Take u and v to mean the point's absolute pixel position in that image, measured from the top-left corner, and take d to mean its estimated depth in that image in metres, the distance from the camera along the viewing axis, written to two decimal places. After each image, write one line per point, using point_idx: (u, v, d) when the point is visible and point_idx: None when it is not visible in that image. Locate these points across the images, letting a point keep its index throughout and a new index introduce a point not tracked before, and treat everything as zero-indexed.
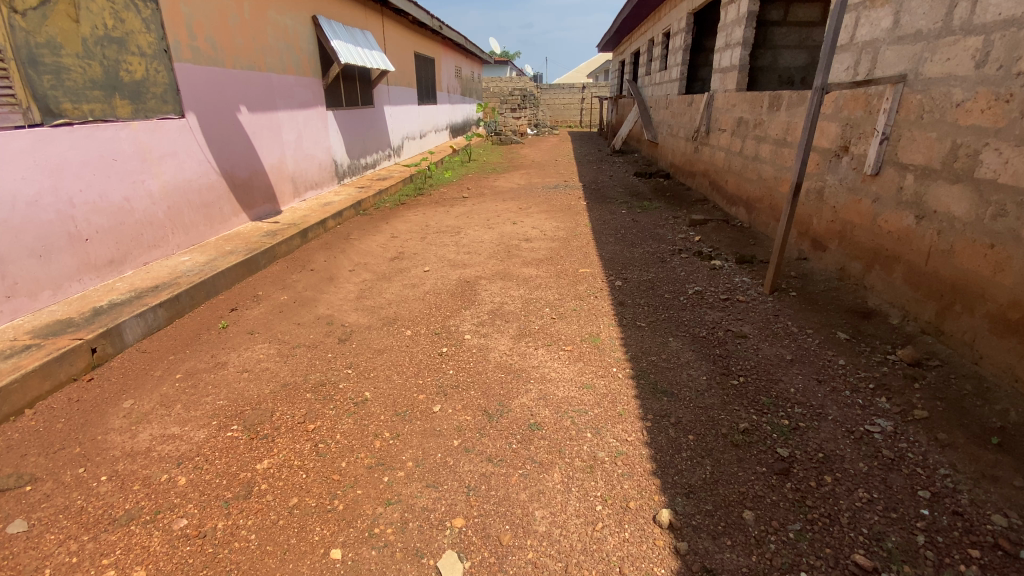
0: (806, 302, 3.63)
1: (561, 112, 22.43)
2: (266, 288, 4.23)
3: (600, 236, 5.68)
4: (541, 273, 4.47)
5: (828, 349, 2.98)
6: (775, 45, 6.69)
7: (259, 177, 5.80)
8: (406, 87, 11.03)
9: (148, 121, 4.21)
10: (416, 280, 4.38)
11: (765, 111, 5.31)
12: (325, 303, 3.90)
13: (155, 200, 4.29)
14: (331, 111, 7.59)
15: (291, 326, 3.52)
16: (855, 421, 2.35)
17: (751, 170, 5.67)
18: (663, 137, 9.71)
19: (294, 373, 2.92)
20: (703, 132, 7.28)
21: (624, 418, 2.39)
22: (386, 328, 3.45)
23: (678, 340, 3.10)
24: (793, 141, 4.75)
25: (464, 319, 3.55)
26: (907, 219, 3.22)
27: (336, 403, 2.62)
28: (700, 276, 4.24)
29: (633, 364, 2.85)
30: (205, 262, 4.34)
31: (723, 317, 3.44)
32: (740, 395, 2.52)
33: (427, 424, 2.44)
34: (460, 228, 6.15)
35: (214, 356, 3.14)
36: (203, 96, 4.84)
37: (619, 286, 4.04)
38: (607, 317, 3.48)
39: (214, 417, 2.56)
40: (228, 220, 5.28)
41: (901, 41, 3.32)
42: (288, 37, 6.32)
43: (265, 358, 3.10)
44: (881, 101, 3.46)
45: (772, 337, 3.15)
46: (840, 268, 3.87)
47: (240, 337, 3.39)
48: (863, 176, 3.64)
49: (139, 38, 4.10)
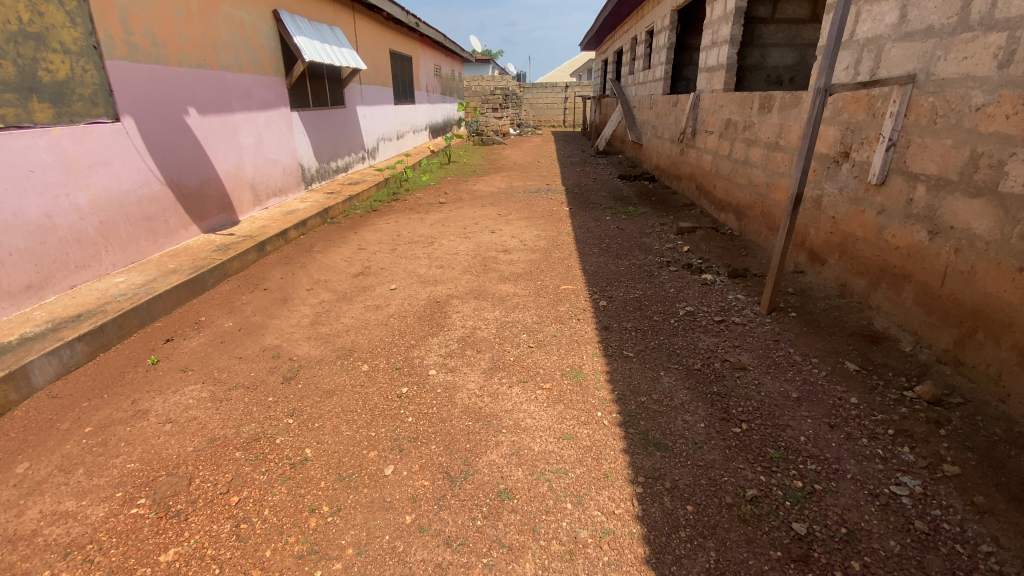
0: (807, 324, 3.30)
1: (544, 111, 22.08)
2: (212, 312, 3.78)
3: (583, 246, 5.31)
4: (518, 290, 4.09)
5: (837, 384, 2.64)
6: (762, 43, 6.40)
7: (211, 185, 5.31)
8: (381, 86, 10.56)
9: (75, 126, 3.72)
10: (381, 300, 3.97)
11: (756, 113, 5.00)
12: (274, 332, 3.46)
13: (84, 215, 3.81)
14: (297, 112, 7.10)
15: (232, 361, 3.08)
16: (877, 481, 2.01)
17: (741, 175, 5.36)
18: (648, 139, 9.40)
19: (225, 425, 2.49)
20: (689, 133, 6.97)
21: (611, 482, 2.02)
22: (339, 362, 3.03)
23: (670, 375, 2.72)
24: (786, 145, 4.44)
25: (430, 350, 3.15)
26: (918, 234, 2.91)
27: (269, 466, 2.21)
28: (691, 293, 3.90)
29: (620, 408, 2.47)
30: (142, 284, 3.86)
31: (718, 344, 3.08)
32: (744, 449, 2.16)
33: (376, 493, 2.04)
34: (435, 238, 5.75)
35: (135, 403, 2.69)
36: (142, 97, 4.35)
37: (604, 306, 3.67)
38: (592, 346, 3.09)
39: (120, 487, 2.13)
40: (174, 233, 4.79)
41: (909, 37, 3.00)
42: (243, 34, 5.83)
43: (194, 405, 2.66)
44: (886, 104, 3.14)
45: (774, 369, 2.80)
46: (841, 285, 3.56)
47: (170, 376, 2.95)
48: (866, 185, 3.33)
49: (62, 34, 3.62)
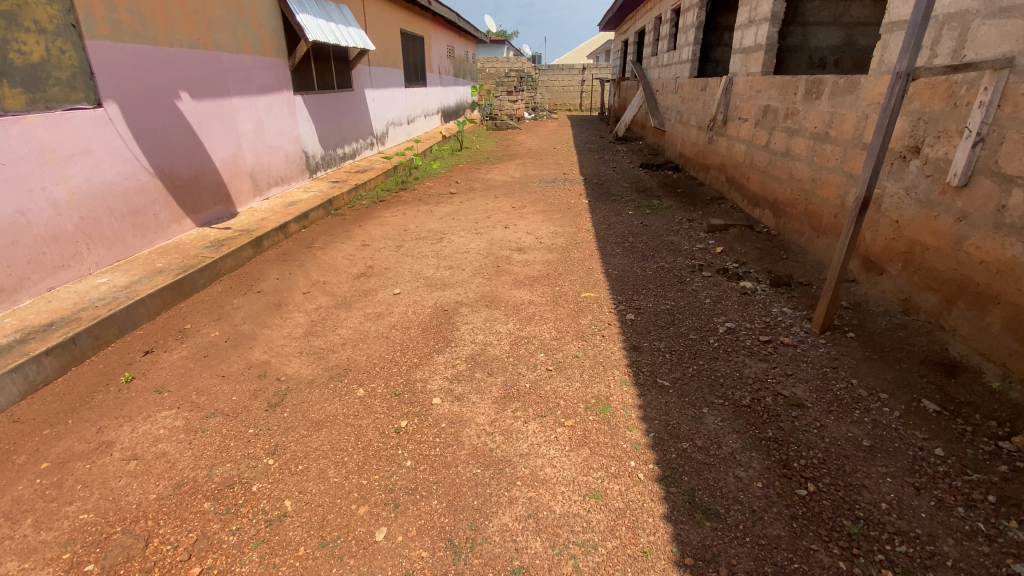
0: (869, 348, 2.86)
1: (560, 95, 21.40)
2: (198, 319, 3.45)
3: (605, 245, 4.88)
4: (534, 297, 3.70)
5: (915, 430, 2.22)
6: (805, 21, 5.84)
7: (207, 174, 4.95)
8: (391, 68, 10.10)
9: (50, 113, 3.37)
10: (384, 307, 3.61)
11: (801, 99, 4.49)
12: (262, 344, 3.12)
13: (62, 211, 3.49)
14: (300, 96, 6.70)
15: (213, 381, 2.74)
16: (985, 572, 1.60)
17: (781, 168, 4.86)
18: (672, 125, 8.84)
19: (196, 465, 2.16)
20: (720, 120, 6.44)
21: (652, 564, 1.64)
22: (332, 385, 2.67)
23: (715, 414, 2.31)
24: (838, 136, 3.93)
25: (435, 370, 2.78)
26: (1012, 247, 2.44)
27: (240, 523, 1.87)
28: (729, 304, 3.47)
29: (658, 456, 2.08)
30: (124, 286, 3.53)
31: (768, 372, 2.65)
32: (815, 521, 1.76)
33: (363, 567, 1.68)
34: (444, 233, 5.37)
35: (101, 433, 2.37)
36: (127, 80, 3.97)
37: (632, 320, 3.26)
38: (620, 371, 2.69)
39: (68, 546, 1.81)
40: (166, 227, 4.45)
41: (1006, 13, 2.51)
42: (241, 10, 5.42)
43: (164, 437, 2.34)
44: (973, 92, 2.66)
45: (837, 407, 2.38)
46: (905, 300, 3.11)
47: (144, 399, 2.62)
48: (941, 186, 2.86)
49: (36, 10, 3.26)
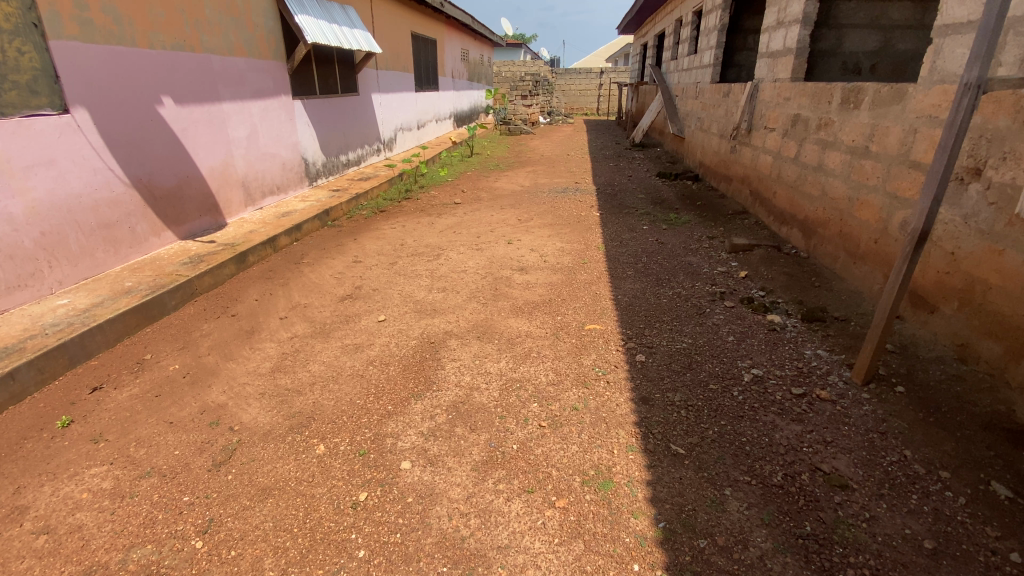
0: (922, 406, 2.40)
1: (576, 99, 21.01)
2: (160, 348, 3.14)
3: (616, 266, 4.45)
4: (533, 328, 3.32)
5: (986, 526, 1.78)
6: (839, 23, 5.35)
7: (192, 184, 4.67)
8: (401, 71, 9.81)
9: (6, 120, 3.10)
10: (365, 337, 3.25)
11: (837, 108, 4.02)
12: (223, 382, 2.78)
13: (19, 227, 3.21)
14: (299, 100, 6.41)
15: (158, 430, 2.40)
16: None
17: (812, 183, 4.39)
18: (692, 132, 8.36)
19: (112, 545, 1.82)
20: (743, 129, 5.97)
21: None
22: (289, 438, 2.32)
23: (739, 498, 1.89)
24: (879, 151, 3.47)
25: (410, 422, 2.41)
26: None
27: None
28: (755, 344, 3.03)
29: (667, 559, 1.68)
30: (85, 309, 3.24)
31: (804, 438, 2.22)
32: None
33: None
34: (442, 249, 5.01)
35: (17, 495, 2.05)
36: (100, 85, 3.69)
37: (642, 363, 2.85)
38: (626, 432, 2.28)
39: None
40: (143, 240, 4.17)
41: None
42: (233, 10, 5.14)
43: (86, 503, 2.00)
44: None
45: (889, 492, 1.93)
46: (962, 345, 2.63)
47: (77, 450, 2.29)
48: (1009, 215, 2.39)
49: None
